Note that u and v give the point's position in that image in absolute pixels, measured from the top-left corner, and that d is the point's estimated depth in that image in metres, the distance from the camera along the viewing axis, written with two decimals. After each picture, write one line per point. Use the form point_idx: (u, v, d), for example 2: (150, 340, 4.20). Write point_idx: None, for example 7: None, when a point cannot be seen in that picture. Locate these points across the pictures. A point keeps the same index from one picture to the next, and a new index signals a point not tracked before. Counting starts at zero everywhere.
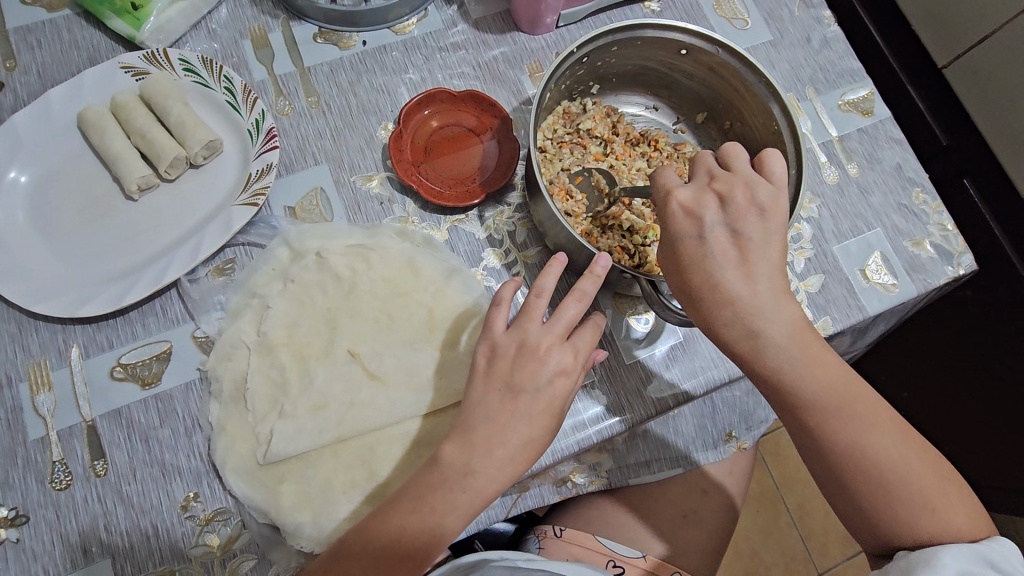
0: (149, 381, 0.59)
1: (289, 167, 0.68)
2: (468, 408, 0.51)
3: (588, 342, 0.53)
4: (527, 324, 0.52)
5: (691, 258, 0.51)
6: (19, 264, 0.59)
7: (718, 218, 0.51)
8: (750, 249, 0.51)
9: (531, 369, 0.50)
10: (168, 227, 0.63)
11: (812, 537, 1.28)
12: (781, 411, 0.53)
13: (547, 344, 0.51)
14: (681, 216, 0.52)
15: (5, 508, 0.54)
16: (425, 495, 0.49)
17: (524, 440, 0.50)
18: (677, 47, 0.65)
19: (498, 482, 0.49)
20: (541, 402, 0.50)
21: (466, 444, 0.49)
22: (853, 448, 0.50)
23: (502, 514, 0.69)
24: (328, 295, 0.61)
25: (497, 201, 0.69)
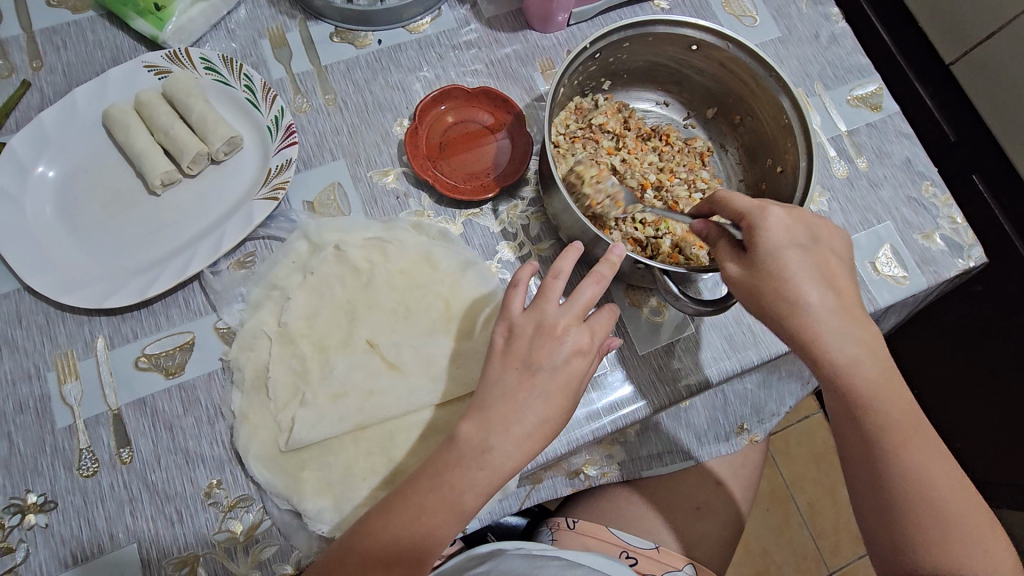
0: (173, 371, 0.60)
1: (307, 163, 0.69)
2: (486, 388, 0.52)
3: (604, 325, 0.54)
4: (544, 305, 0.53)
5: (784, 269, 0.52)
6: (45, 257, 0.61)
7: (806, 240, 0.53)
8: (833, 273, 0.53)
9: (548, 348, 0.51)
10: (190, 222, 0.65)
11: (823, 537, 1.29)
12: (844, 426, 0.55)
13: (564, 324, 0.52)
14: (777, 233, 0.53)
15: (34, 495, 0.56)
16: (444, 474, 0.50)
17: (541, 418, 0.51)
18: (690, 42, 0.66)
19: (515, 459, 0.50)
20: (557, 383, 0.51)
21: (483, 421, 0.50)
22: (917, 475, 0.52)
23: (516, 505, 0.70)
24: (346, 287, 0.63)
25: (510, 195, 0.70)
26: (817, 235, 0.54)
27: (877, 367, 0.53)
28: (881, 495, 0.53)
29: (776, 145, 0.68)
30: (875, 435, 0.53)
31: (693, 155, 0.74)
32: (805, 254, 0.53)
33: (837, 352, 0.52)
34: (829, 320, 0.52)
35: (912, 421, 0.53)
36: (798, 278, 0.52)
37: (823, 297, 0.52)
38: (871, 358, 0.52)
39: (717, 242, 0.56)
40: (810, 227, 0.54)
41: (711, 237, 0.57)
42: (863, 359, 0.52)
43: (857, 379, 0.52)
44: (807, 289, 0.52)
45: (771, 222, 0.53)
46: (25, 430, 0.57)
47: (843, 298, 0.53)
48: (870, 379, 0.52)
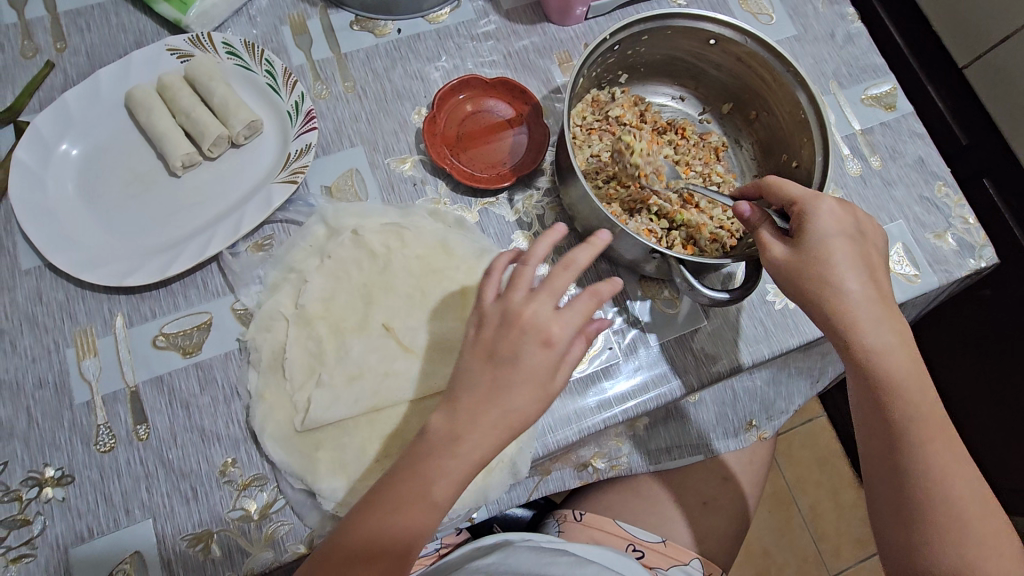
0: (190, 351, 0.61)
1: (326, 148, 0.70)
2: (459, 378, 0.49)
3: (586, 309, 0.48)
4: (512, 293, 0.49)
5: (827, 256, 0.54)
6: (68, 235, 0.61)
7: (851, 232, 0.55)
8: (873, 266, 0.56)
9: (515, 337, 0.48)
10: (210, 203, 0.65)
11: (824, 540, 1.29)
12: (870, 422, 0.56)
13: (528, 312, 0.48)
14: (827, 220, 0.55)
15: (51, 468, 0.56)
16: (419, 464, 0.48)
17: (508, 410, 0.47)
18: (708, 36, 0.67)
19: (483, 448, 0.48)
20: (522, 372, 0.47)
21: (451, 412, 0.48)
22: (939, 475, 0.53)
23: (524, 496, 0.72)
24: (363, 270, 0.63)
25: (526, 185, 0.71)
26: (862, 231, 0.57)
27: (910, 359, 0.55)
28: (900, 492, 0.54)
29: (791, 140, 0.68)
30: (902, 431, 0.54)
31: (708, 149, 0.74)
32: (852, 246, 0.55)
33: (871, 341, 0.54)
34: (867, 308, 0.54)
35: (939, 420, 0.54)
36: (843, 264, 0.54)
37: (862, 287, 0.54)
38: (903, 347, 0.55)
39: (759, 226, 0.57)
40: (856, 223, 0.57)
41: (753, 222, 0.57)
42: (897, 353, 0.54)
43: (887, 369, 0.54)
44: (848, 277, 0.54)
45: (824, 211, 0.55)
46: (43, 405, 0.58)
47: (878, 290, 0.55)
48: (904, 370, 0.54)
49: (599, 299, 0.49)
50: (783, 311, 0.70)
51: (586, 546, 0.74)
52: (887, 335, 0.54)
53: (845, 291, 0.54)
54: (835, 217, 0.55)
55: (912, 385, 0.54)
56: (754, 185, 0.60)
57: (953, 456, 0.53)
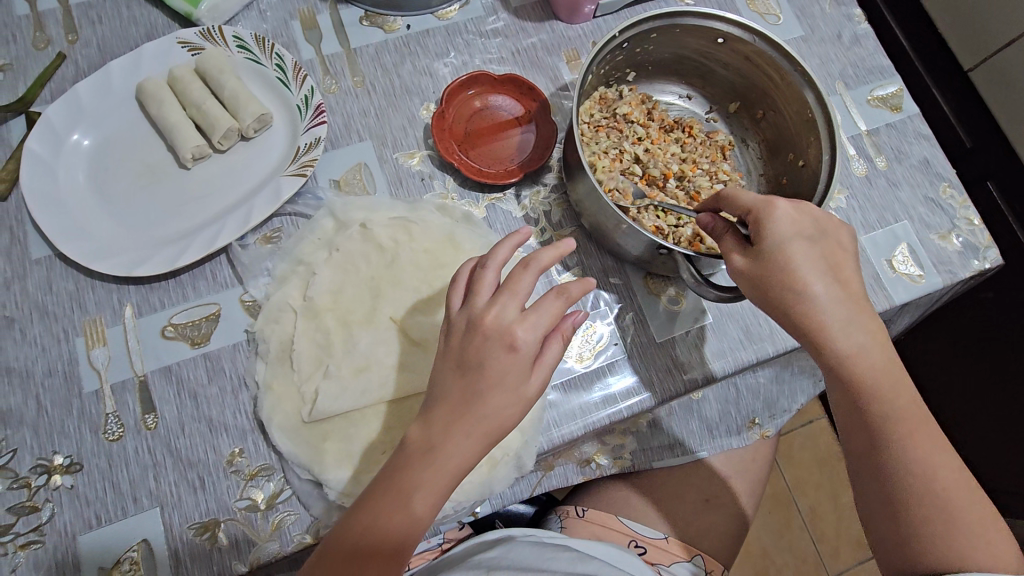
0: (198, 341, 0.61)
1: (335, 142, 0.70)
2: (434, 388, 0.48)
3: (552, 310, 0.47)
4: (475, 298, 0.48)
5: (790, 260, 0.53)
6: (79, 225, 0.62)
7: (810, 233, 0.54)
8: (836, 266, 0.55)
9: (480, 343, 0.46)
10: (219, 195, 0.66)
11: (823, 541, 1.29)
12: (849, 421, 0.56)
13: (491, 317, 0.46)
14: (783, 224, 0.54)
15: (60, 456, 0.57)
16: (405, 474, 0.47)
17: (483, 414, 0.46)
18: (716, 35, 0.67)
19: (462, 456, 0.47)
20: (491, 378, 0.46)
21: (425, 423, 0.47)
22: (920, 468, 0.52)
23: (527, 491, 0.72)
24: (371, 263, 0.63)
25: (533, 181, 0.71)
26: (824, 229, 0.55)
27: (878, 360, 0.54)
28: (887, 490, 0.53)
29: (798, 139, 0.69)
30: (878, 428, 0.54)
31: (715, 147, 0.74)
32: (813, 247, 0.54)
33: (838, 345, 0.54)
34: (830, 312, 0.53)
35: (917, 414, 0.54)
36: (803, 269, 0.53)
37: (826, 290, 0.53)
38: (872, 346, 0.54)
39: (723, 237, 0.57)
40: (816, 221, 0.55)
41: (717, 231, 0.58)
42: (865, 354, 0.54)
43: (856, 371, 0.54)
44: (811, 280, 0.53)
45: (779, 214, 0.54)
46: (52, 394, 0.58)
47: (842, 291, 0.54)
48: (873, 372, 0.54)
49: (571, 300, 0.48)
50: None
51: (587, 542, 0.75)
52: (853, 337, 0.54)
53: (809, 296, 0.53)
54: (791, 219, 0.54)
55: (881, 385, 0.54)
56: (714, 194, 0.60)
57: (934, 449, 0.53)
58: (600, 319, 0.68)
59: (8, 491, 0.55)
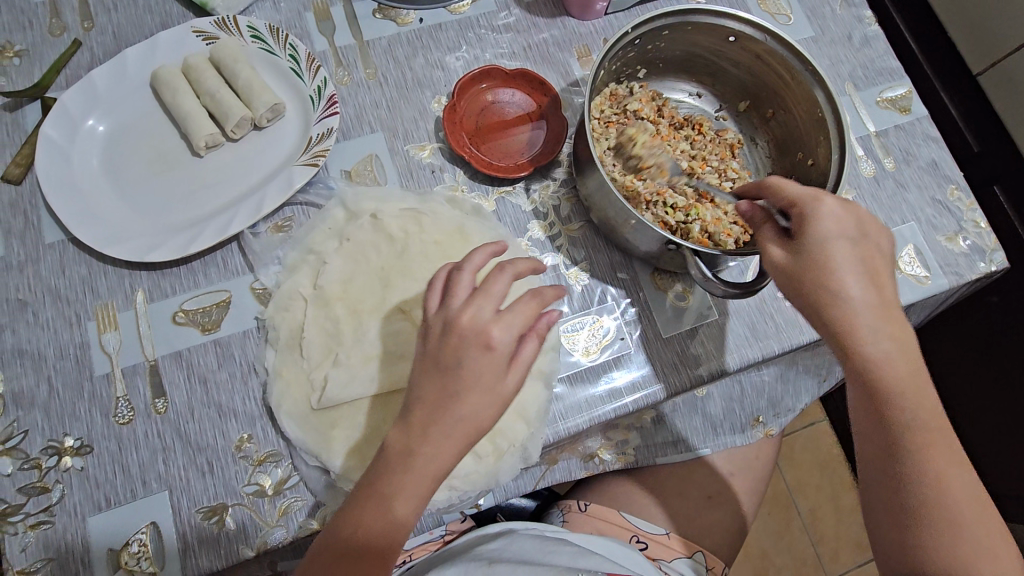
0: (209, 327, 0.62)
1: (346, 133, 0.71)
2: (412, 392, 0.47)
3: (527, 311, 0.47)
4: (451, 300, 0.47)
5: (826, 259, 0.53)
6: (92, 210, 0.62)
7: (851, 234, 0.54)
8: (874, 267, 0.55)
9: (457, 343, 0.46)
10: (231, 184, 0.66)
11: (823, 543, 1.30)
12: (867, 425, 0.56)
13: (467, 317, 0.46)
14: (824, 222, 0.54)
15: (71, 438, 0.57)
16: (376, 482, 0.46)
17: (461, 415, 0.46)
18: (727, 33, 0.67)
19: (444, 458, 0.46)
20: (468, 378, 0.46)
21: (404, 426, 0.46)
22: (934, 477, 0.52)
23: (530, 484, 0.74)
24: (381, 253, 0.64)
25: (543, 176, 0.72)
26: (865, 231, 0.55)
27: (908, 365, 0.54)
28: (897, 496, 0.54)
29: (807, 138, 0.69)
30: (897, 435, 0.54)
31: (724, 145, 0.75)
32: (851, 247, 0.54)
33: (868, 347, 0.53)
34: (865, 312, 0.54)
35: (937, 424, 0.54)
36: (841, 268, 0.53)
37: (861, 289, 0.54)
38: (903, 350, 0.54)
39: (761, 227, 0.58)
40: (859, 222, 0.55)
41: (755, 221, 0.58)
42: (893, 358, 0.54)
43: (885, 375, 0.53)
44: (848, 280, 0.53)
45: (824, 212, 0.54)
46: (64, 377, 0.59)
47: (878, 292, 0.54)
48: (900, 377, 0.53)
49: (545, 301, 0.48)
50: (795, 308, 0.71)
51: (589, 536, 0.75)
52: (885, 339, 0.54)
53: (845, 294, 0.53)
54: (835, 218, 0.54)
55: (908, 391, 0.53)
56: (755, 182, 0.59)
57: (949, 459, 0.53)
58: (607, 313, 0.68)
59: (18, 472, 0.56)
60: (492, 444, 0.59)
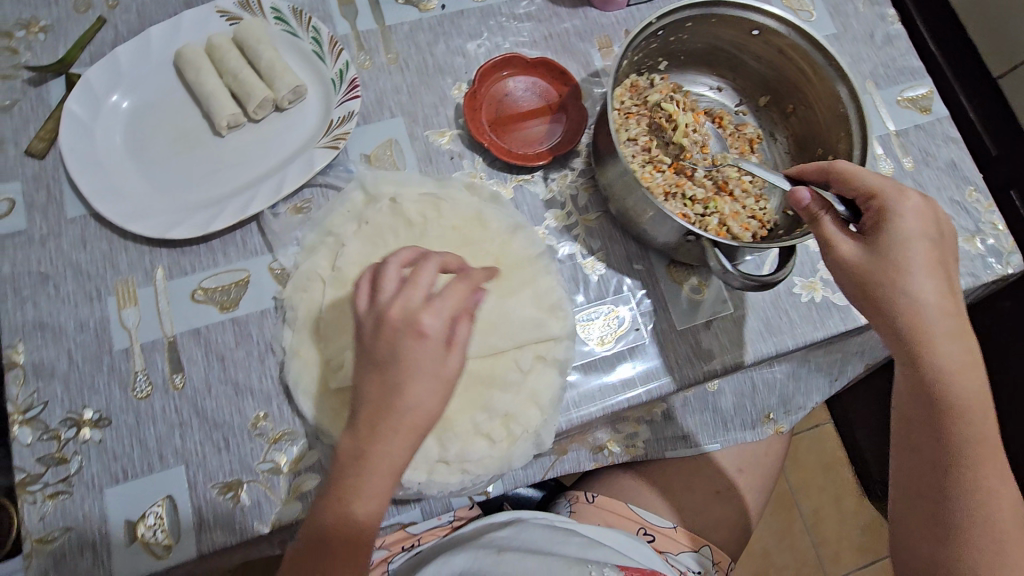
0: (227, 306, 0.62)
1: (366, 117, 0.71)
2: (358, 389, 0.50)
3: (456, 294, 0.50)
4: (379, 296, 0.50)
5: (904, 256, 0.53)
6: (115, 186, 0.63)
7: (927, 233, 0.54)
8: (946, 269, 0.55)
9: (392, 336, 0.49)
10: (252, 164, 0.66)
11: (824, 544, 1.30)
12: (917, 430, 0.57)
13: (396, 309, 0.49)
14: (907, 220, 0.53)
15: (89, 411, 0.58)
16: (337, 481, 0.49)
17: (408, 407, 0.48)
18: (751, 27, 0.67)
19: (396, 451, 0.48)
20: (407, 367, 0.48)
21: (353, 428, 0.49)
22: (980, 486, 0.53)
23: (541, 474, 0.74)
24: (400, 237, 0.64)
25: (561, 165, 0.72)
26: (944, 234, 0.55)
27: (973, 372, 0.55)
28: (940, 501, 0.54)
29: (828, 134, 0.69)
30: (950, 439, 0.54)
31: (743, 140, 0.74)
32: (931, 250, 0.54)
33: (938, 347, 0.54)
34: (936, 313, 0.54)
35: (991, 437, 0.55)
36: (918, 268, 0.53)
37: (933, 290, 0.53)
38: (968, 357, 0.55)
39: (819, 218, 0.56)
40: (937, 225, 0.55)
41: (812, 211, 0.56)
42: (962, 363, 0.54)
43: (949, 376, 0.54)
44: (923, 281, 0.53)
45: (906, 211, 0.54)
46: (84, 350, 0.60)
47: (949, 297, 0.54)
48: (965, 382, 0.54)
49: (475, 281, 0.51)
50: (810, 304, 0.71)
51: (597, 527, 0.76)
52: (952, 344, 0.54)
53: (918, 294, 0.53)
54: (916, 217, 0.54)
55: (969, 395, 0.54)
56: (819, 167, 0.58)
57: (996, 471, 0.54)
58: (622, 303, 0.68)
59: (37, 442, 0.56)
60: (506, 429, 0.60)
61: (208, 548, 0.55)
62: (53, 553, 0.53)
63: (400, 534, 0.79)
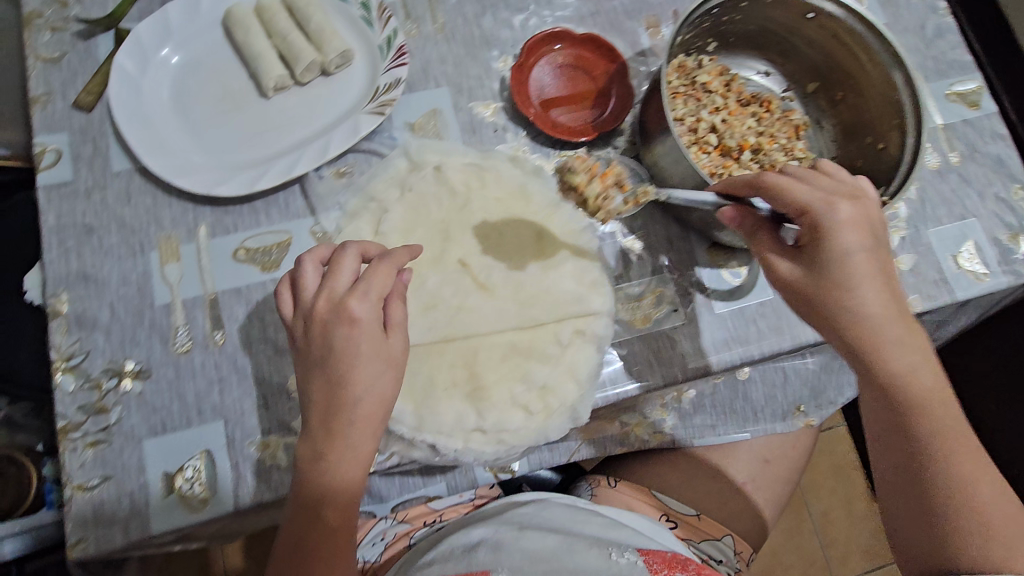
0: (269, 266, 0.62)
1: (412, 86, 0.70)
2: (303, 392, 0.50)
3: (380, 275, 0.51)
4: (304, 294, 0.52)
5: (853, 271, 0.50)
6: (161, 142, 0.63)
7: (865, 239, 0.51)
8: (888, 271, 0.52)
9: (324, 327, 0.50)
10: (296, 127, 0.66)
11: (833, 546, 1.29)
12: (887, 437, 0.54)
13: (323, 302, 0.50)
14: (844, 231, 0.50)
15: (131, 362, 0.58)
16: (312, 479, 0.49)
17: (369, 395, 0.50)
18: (806, 9, 0.66)
19: (363, 442, 0.50)
20: (346, 354, 0.49)
21: (307, 433, 0.50)
22: (962, 483, 0.50)
23: (564, 457, 0.76)
24: (443, 207, 0.65)
25: (605, 143, 0.71)
26: (881, 232, 0.52)
27: (931, 375, 0.52)
28: (925, 506, 0.51)
29: (878, 122, 0.68)
30: (920, 446, 0.51)
31: (790, 125, 0.74)
32: (872, 253, 0.51)
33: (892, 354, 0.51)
34: (885, 322, 0.51)
35: (963, 432, 0.51)
36: (859, 276, 0.50)
37: (878, 299, 0.51)
38: (926, 363, 0.51)
39: (756, 234, 0.56)
40: (874, 227, 0.52)
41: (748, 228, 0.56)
42: (917, 366, 0.51)
43: (912, 383, 0.51)
44: (865, 290, 0.50)
45: (840, 218, 0.51)
46: (126, 302, 0.60)
47: (895, 300, 0.51)
48: (924, 387, 0.51)
49: (398, 263, 0.53)
50: None
51: (618, 509, 0.76)
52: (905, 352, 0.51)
53: (860, 304, 0.50)
54: (851, 226, 0.50)
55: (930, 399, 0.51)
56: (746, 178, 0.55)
57: (977, 467, 0.51)
58: (662, 283, 0.66)
59: (79, 391, 0.57)
60: (543, 402, 0.59)
61: (246, 503, 0.55)
62: (92, 501, 0.54)
63: (422, 508, 0.78)
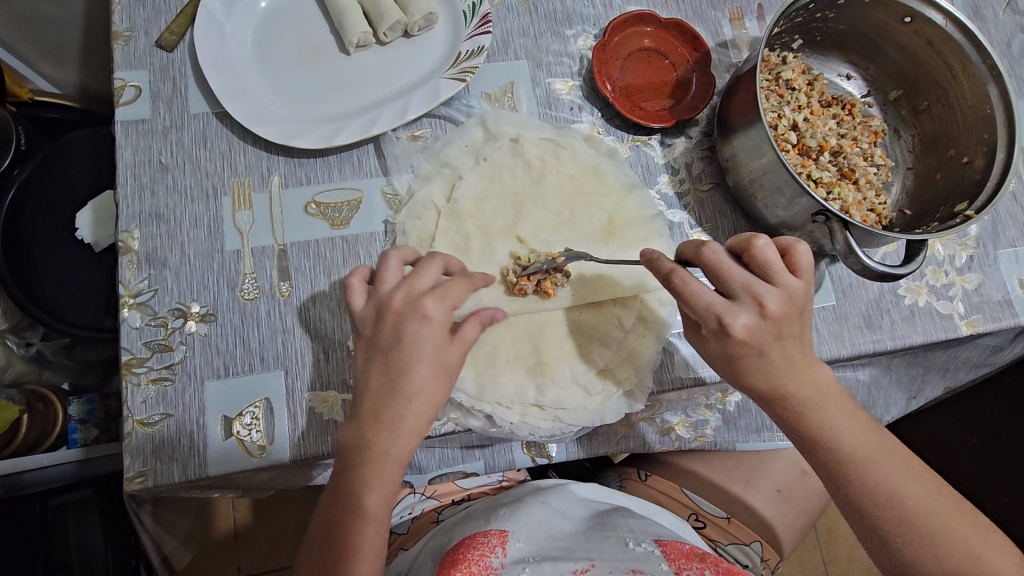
0: (339, 223, 0.62)
1: (492, 55, 0.69)
2: (359, 379, 0.51)
3: (460, 286, 0.52)
4: (382, 286, 0.52)
5: (741, 356, 0.51)
6: (241, 88, 0.62)
7: (765, 334, 0.50)
8: (786, 342, 0.50)
9: (398, 319, 0.50)
10: (373, 86, 0.66)
11: (834, 563, 1.28)
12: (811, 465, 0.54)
13: (401, 297, 0.51)
14: (736, 344, 0.50)
15: (197, 305, 0.58)
16: (357, 468, 0.49)
17: (427, 400, 0.50)
18: (903, 13, 0.64)
19: (402, 441, 0.49)
20: (411, 351, 0.49)
21: (356, 420, 0.50)
22: (892, 495, 0.51)
23: (607, 446, 0.74)
24: (516, 178, 0.65)
25: (679, 131, 0.70)
26: (784, 295, 0.50)
27: (832, 399, 0.52)
28: (868, 523, 0.52)
29: (963, 135, 0.66)
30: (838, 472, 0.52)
31: (869, 131, 0.72)
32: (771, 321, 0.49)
33: (828, 414, 0.52)
34: (782, 367, 0.51)
35: (876, 445, 0.52)
36: (757, 341, 0.50)
37: (779, 357, 0.51)
38: (823, 394, 0.52)
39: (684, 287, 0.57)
40: (777, 317, 0.49)
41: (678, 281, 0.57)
42: (813, 395, 0.52)
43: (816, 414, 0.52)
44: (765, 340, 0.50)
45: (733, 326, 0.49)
46: (196, 245, 0.60)
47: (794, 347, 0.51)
48: (825, 412, 0.52)
49: (477, 283, 0.54)
50: (913, 307, 0.69)
51: (637, 501, 0.76)
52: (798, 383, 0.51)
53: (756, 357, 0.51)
54: (740, 336, 0.49)
55: (838, 425, 0.52)
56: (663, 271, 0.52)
57: (900, 471, 0.52)
58: None
59: (145, 327, 0.57)
60: (602, 383, 0.59)
61: (301, 454, 0.55)
62: (152, 436, 0.54)
63: (452, 486, 0.79)
